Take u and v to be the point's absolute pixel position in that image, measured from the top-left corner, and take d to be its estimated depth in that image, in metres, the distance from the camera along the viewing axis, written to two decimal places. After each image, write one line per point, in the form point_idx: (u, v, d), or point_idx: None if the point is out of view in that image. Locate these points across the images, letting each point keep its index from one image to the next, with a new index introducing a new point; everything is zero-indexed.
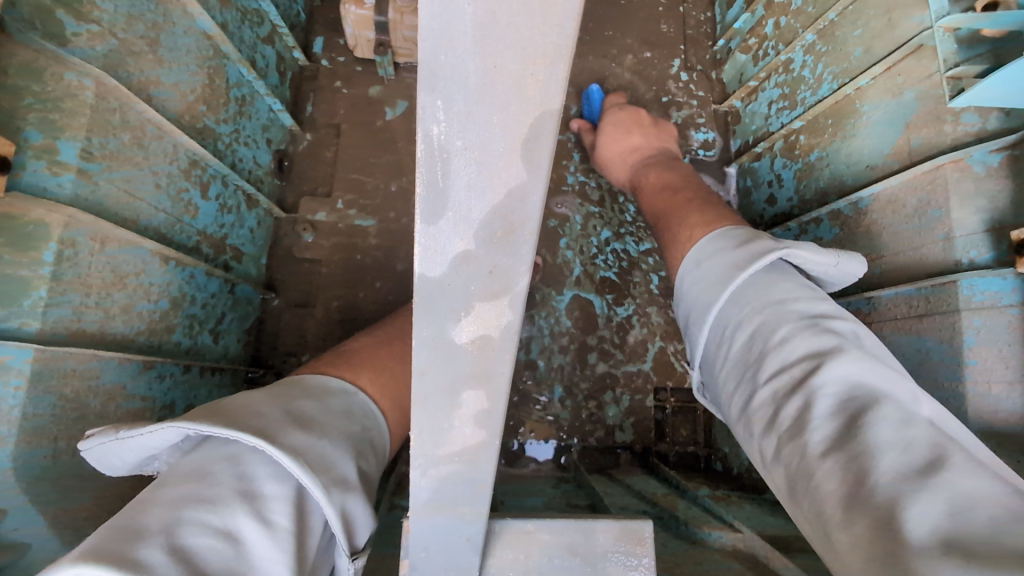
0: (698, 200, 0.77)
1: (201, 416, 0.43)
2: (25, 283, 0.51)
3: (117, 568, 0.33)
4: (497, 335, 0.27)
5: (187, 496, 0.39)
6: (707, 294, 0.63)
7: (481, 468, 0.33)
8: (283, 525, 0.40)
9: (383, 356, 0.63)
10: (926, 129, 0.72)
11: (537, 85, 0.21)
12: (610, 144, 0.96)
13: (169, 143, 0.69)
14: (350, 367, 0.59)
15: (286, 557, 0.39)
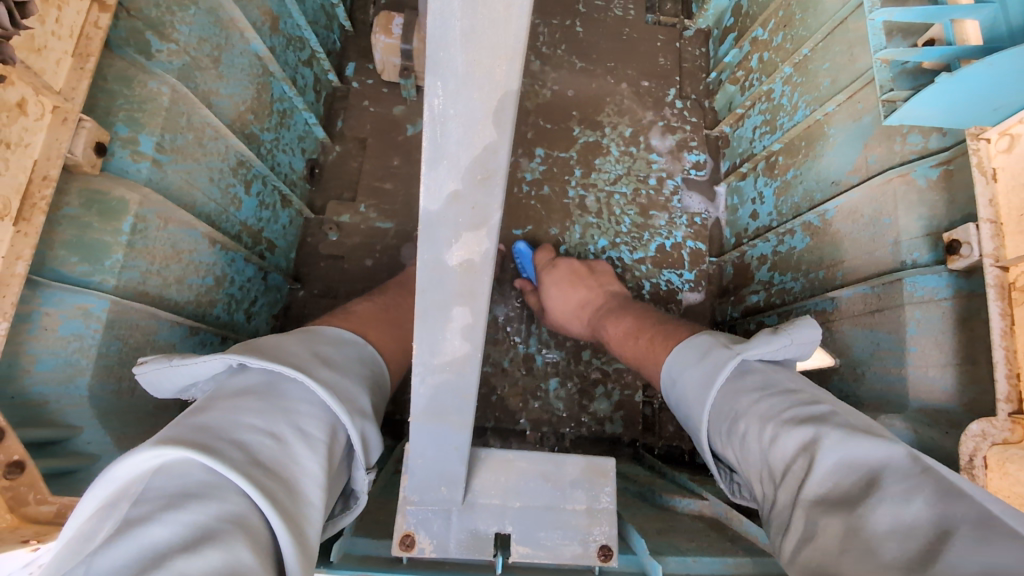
0: (647, 340, 0.84)
1: (243, 351, 0.54)
2: (106, 247, 0.62)
3: (194, 447, 0.43)
4: (478, 259, 0.36)
5: (239, 408, 0.49)
6: (695, 401, 0.66)
7: (467, 377, 0.42)
8: (317, 435, 0.52)
9: (379, 323, 0.76)
10: (879, 148, 0.81)
11: (503, 70, 0.29)
12: (553, 298, 1.02)
13: (222, 144, 0.82)
14: (362, 324, 0.72)
15: (320, 459, 0.51)
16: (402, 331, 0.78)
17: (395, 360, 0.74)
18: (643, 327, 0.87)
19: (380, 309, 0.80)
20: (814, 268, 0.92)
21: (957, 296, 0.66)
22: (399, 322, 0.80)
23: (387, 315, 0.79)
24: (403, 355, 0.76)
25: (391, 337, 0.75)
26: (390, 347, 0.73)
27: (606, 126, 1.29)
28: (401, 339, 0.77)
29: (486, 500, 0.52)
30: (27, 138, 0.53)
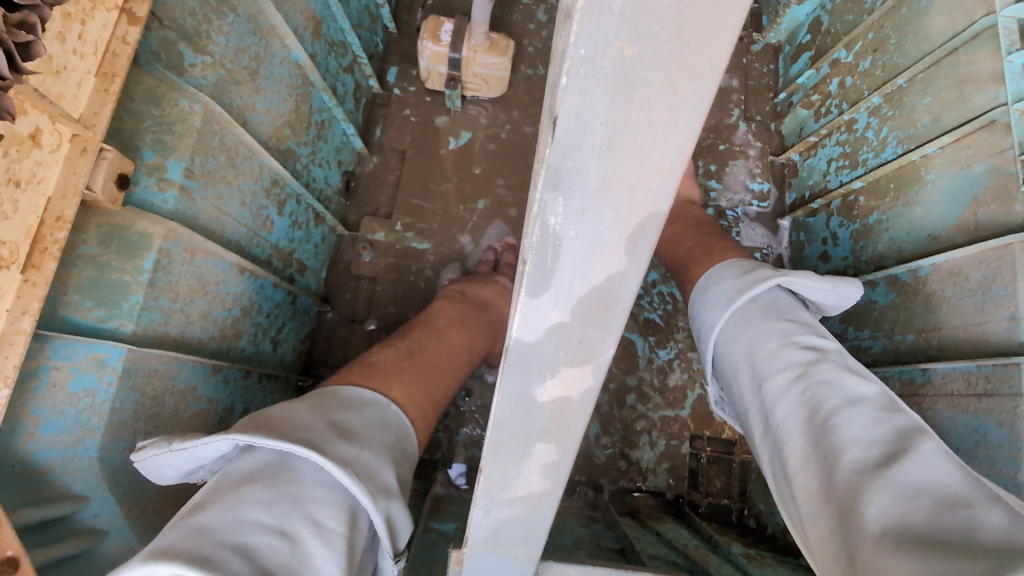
0: (689, 251, 0.88)
1: (252, 428, 0.47)
2: (125, 288, 0.56)
3: (185, 563, 0.37)
4: (576, 396, 0.28)
5: (244, 499, 0.43)
6: (710, 315, 0.70)
7: (541, 514, 0.34)
8: (335, 528, 0.44)
9: (404, 367, 0.66)
10: (994, 205, 0.71)
11: (652, 189, 0.22)
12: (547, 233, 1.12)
13: (256, 164, 0.75)
14: (383, 378, 0.62)
15: (338, 558, 0.43)
16: (433, 376, 0.69)
17: (424, 415, 0.65)
18: (690, 234, 0.90)
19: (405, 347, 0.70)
20: (901, 329, 0.82)
21: None
22: (430, 365, 0.70)
23: (415, 354, 0.70)
24: (433, 404, 0.67)
25: (420, 385, 0.66)
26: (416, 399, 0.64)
27: None
28: (430, 385, 0.68)
29: None
30: (40, 173, 0.47)
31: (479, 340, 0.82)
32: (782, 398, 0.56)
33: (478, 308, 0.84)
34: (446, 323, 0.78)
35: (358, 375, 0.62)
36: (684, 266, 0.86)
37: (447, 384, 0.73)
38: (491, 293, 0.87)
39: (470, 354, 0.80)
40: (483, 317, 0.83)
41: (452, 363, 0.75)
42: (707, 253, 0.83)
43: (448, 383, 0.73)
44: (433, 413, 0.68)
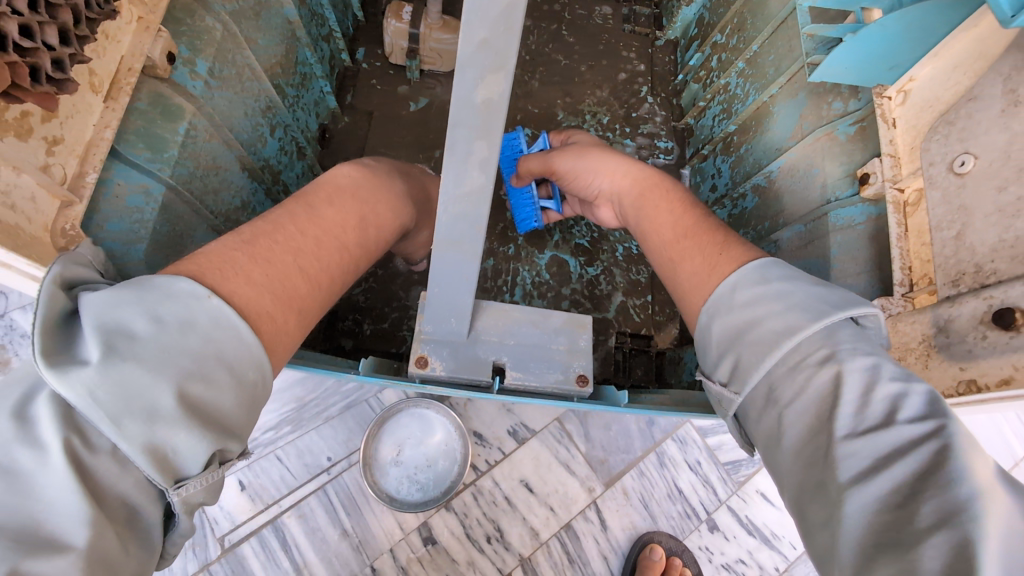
0: (674, 228, 0.73)
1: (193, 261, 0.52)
2: (165, 142, 0.73)
3: None
4: (496, 99, 0.47)
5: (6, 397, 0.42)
6: (765, 325, 0.56)
7: (480, 208, 0.55)
8: (54, 453, 0.39)
9: (293, 250, 0.58)
10: (811, 116, 0.98)
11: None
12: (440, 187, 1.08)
13: (257, 86, 0.94)
14: (255, 284, 0.53)
15: (65, 487, 0.39)
16: (330, 273, 0.62)
17: (306, 319, 0.59)
18: (677, 212, 0.76)
19: (302, 229, 0.61)
20: (762, 221, 1.07)
21: (869, 219, 0.82)
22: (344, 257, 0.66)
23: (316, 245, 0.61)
24: (319, 305, 0.61)
25: (308, 276, 0.59)
26: (297, 298, 0.57)
27: (587, 114, 1.47)
28: (325, 281, 0.61)
29: (486, 337, 0.64)
30: (118, 35, 0.65)
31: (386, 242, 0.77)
32: (876, 400, 0.47)
33: (392, 210, 0.77)
34: (370, 202, 0.72)
35: (258, 252, 0.56)
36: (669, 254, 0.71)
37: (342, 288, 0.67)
38: (402, 200, 0.80)
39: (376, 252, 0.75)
40: (396, 216, 0.78)
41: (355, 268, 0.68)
42: (687, 233, 0.71)
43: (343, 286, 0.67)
44: (320, 316, 0.62)
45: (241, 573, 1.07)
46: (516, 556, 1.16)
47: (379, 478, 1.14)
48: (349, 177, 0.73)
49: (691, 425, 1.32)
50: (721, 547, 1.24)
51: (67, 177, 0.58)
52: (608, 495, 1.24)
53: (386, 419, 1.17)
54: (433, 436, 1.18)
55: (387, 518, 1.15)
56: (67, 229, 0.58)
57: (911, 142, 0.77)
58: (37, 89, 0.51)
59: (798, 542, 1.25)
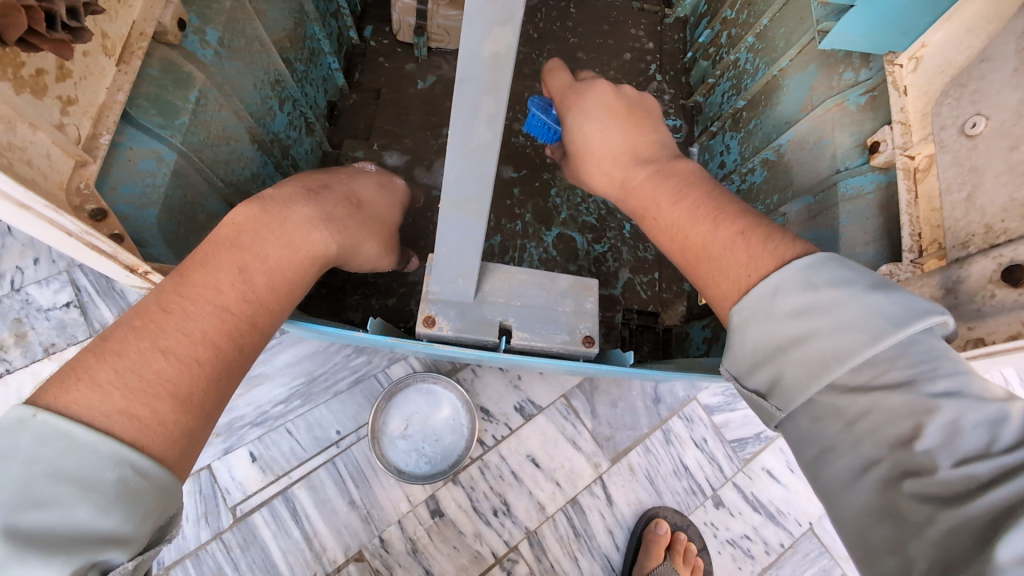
0: (689, 215, 0.62)
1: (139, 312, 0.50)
2: (176, 109, 0.74)
3: None
4: (504, 53, 0.48)
5: None
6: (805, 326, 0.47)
7: (487, 166, 0.55)
8: None
9: (156, 331, 0.48)
10: (822, 87, 0.97)
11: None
12: (358, 188, 0.81)
13: (266, 59, 0.95)
14: (144, 348, 0.47)
15: None
16: (208, 339, 0.50)
17: (195, 401, 0.47)
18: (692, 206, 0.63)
19: (167, 302, 0.50)
20: (770, 195, 1.06)
21: (879, 188, 0.82)
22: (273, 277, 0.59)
23: (184, 316, 0.50)
24: (215, 379, 0.49)
25: (173, 356, 0.47)
26: (167, 384, 0.46)
27: None
28: (204, 349, 0.49)
29: (493, 299, 0.65)
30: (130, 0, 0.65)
31: (305, 283, 0.63)
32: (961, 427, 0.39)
33: (294, 247, 0.62)
34: (258, 242, 0.59)
35: (155, 318, 0.49)
36: (689, 256, 0.61)
37: (245, 348, 0.53)
38: (310, 227, 0.65)
39: (297, 296, 0.62)
40: (300, 249, 0.62)
41: (254, 320, 0.55)
42: (708, 221, 0.59)
43: (245, 346, 0.53)
44: (262, 344, 0.57)
45: (253, 541, 1.10)
46: (522, 529, 1.17)
47: (387, 451, 1.15)
48: (239, 217, 0.61)
49: (698, 403, 1.32)
50: (726, 523, 1.25)
51: (81, 137, 0.60)
52: (613, 470, 1.24)
53: (394, 393, 1.18)
54: (440, 411, 1.19)
55: (395, 491, 1.16)
56: (81, 188, 0.59)
57: (922, 109, 0.76)
58: (54, 35, 0.53)
59: (803, 519, 1.26)
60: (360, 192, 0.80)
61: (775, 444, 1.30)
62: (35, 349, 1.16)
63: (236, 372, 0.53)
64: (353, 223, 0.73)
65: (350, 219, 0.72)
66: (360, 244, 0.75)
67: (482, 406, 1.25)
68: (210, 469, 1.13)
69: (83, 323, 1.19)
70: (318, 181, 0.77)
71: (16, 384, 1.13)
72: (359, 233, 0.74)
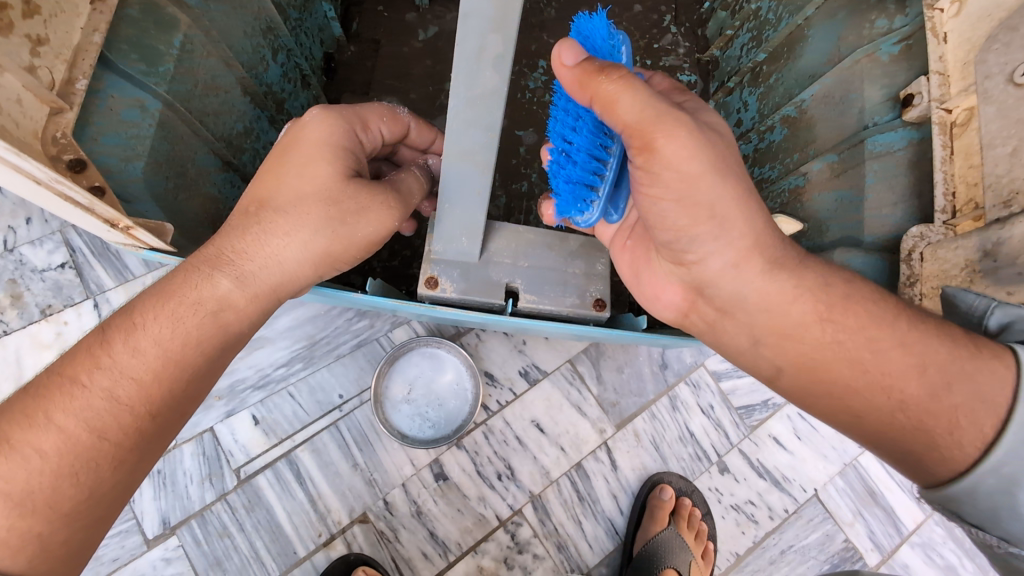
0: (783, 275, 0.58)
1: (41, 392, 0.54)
2: (159, 56, 0.69)
3: None
4: None
5: None
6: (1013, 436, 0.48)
7: (494, 113, 0.51)
8: None
9: (15, 420, 0.52)
10: (851, 37, 0.91)
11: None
12: (301, 166, 0.60)
13: (256, 3, 0.88)
14: (18, 454, 0.51)
15: None
16: (62, 430, 0.52)
17: (40, 499, 0.51)
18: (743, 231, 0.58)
19: (45, 391, 0.54)
20: (790, 153, 1.01)
21: (910, 145, 0.77)
22: (181, 357, 0.57)
23: (50, 416, 0.53)
24: (66, 471, 0.52)
25: (25, 451, 0.51)
26: (9, 482, 0.50)
27: None
28: (51, 439, 0.52)
29: (499, 259, 0.62)
30: None
31: (198, 340, 0.57)
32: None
33: (210, 311, 0.58)
34: (169, 311, 0.57)
35: (38, 418, 0.52)
36: (909, 418, 0.53)
37: (110, 432, 0.54)
38: (245, 258, 0.59)
39: (194, 356, 0.57)
40: (218, 313, 0.58)
41: (119, 399, 0.54)
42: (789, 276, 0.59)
43: (108, 431, 0.54)
44: (170, 425, 0.58)
45: (258, 502, 1.10)
46: (526, 493, 1.17)
47: (390, 415, 1.14)
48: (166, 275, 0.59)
49: (705, 369, 1.30)
50: (731, 488, 1.24)
51: (55, 82, 0.55)
52: (619, 436, 1.23)
53: (397, 357, 1.16)
54: (444, 376, 1.17)
55: (400, 455, 1.16)
56: (58, 137, 0.55)
57: (963, 58, 0.70)
58: None
59: (808, 485, 1.25)
60: (309, 170, 0.60)
61: (782, 411, 1.29)
62: (32, 311, 1.14)
63: (106, 457, 0.54)
64: (265, 238, 0.59)
65: (259, 243, 0.59)
66: (345, 234, 0.60)
67: (486, 371, 1.23)
68: (212, 432, 1.12)
69: (80, 285, 1.16)
70: (252, 204, 0.61)
71: (14, 345, 1.12)
72: (326, 239, 0.60)
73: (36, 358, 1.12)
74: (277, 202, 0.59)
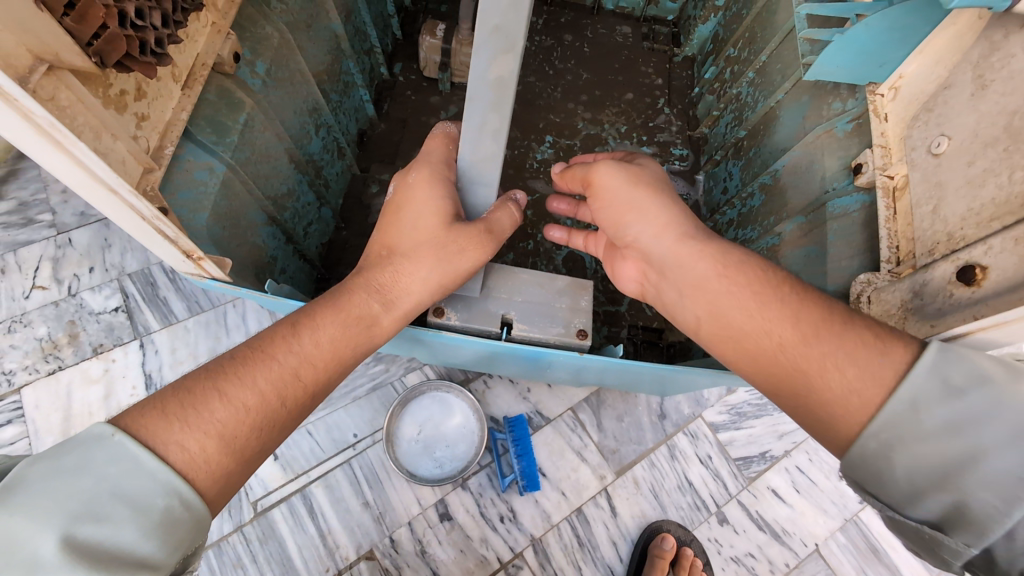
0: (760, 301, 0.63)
1: (232, 360, 0.60)
2: (229, 129, 0.85)
3: (121, 444, 0.50)
4: (506, 78, 0.59)
5: (150, 439, 0.52)
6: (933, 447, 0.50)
7: None
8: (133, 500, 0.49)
9: (221, 376, 0.58)
10: (812, 117, 1.05)
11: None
12: (417, 214, 0.70)
13: (307, 89, 1.06)
14: (225, 405, 0.57)
15: (133, 527, 0.48)
16: (261, 392, 0.59)
17: (237, 443, 0.57)
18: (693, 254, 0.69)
19: (246, 359, 0.61)
20: (768, 215, 1.13)
21: (863, 206, 0.88)
22: (345, 350, 0.66)
23: (251, 378, 0.59)
24: (257, 425, 0.58)
25: (229, 402, 0.57)
26: (217, 426, 0.56)
27: (605, 123, 1.53)
28: (254, 396, 0.59)
29: (497, 294, 0.73)
30: (196, 36, 0.77)
31: (356, 343, 0.67)
32: None
33: (369, 316, 0.67)
34: (342, 311, 0.66)
35: (239, 380, 0.59)
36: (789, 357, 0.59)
37: (289, 401, 0.61)
38: (398, 275, 0.69)
39: (353, 355, 0.67)
40: (378, 317, 0.68)
41: (300, 376, 0.62)
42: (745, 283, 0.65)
43: (288, 400, 0.61)
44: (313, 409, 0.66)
45: (271, 535, 1.15)
46: (527, 536, 1.20)
47: (400, 454, 1.20)
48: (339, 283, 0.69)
49: (703, 420, 1.35)
50: (730, 539, 1.26)
51: (150, 147, 0.70)
52: (618, 482, 1.27)
53: (409, 399, 1.24)
54: (452, 418, 1.24)
55: (407, 492, 1.21)
56: (147, 190, 0.68)
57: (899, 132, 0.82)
58: (144, 58, 0.64)
59: (809, 540, 1.26)
60: (423, 218, 0.70)
61: (780, 464, 1.32)
62: (85, 349, 1.27)
63: (281, 420, 0.61)
64: (398, 276, 0.69)
65: (395, 278, 0.69)
66: (453, 270, 0.70)
67: (492, 415, 1.30)
68: None
69: (129, 327, 1.29)
70: (383, 250, 0.71)
71: (66, 380, 1.24)
72: (435, 274, 0.69)
73: (84, 392, 1.23)
74: (402, 246, 0.70)
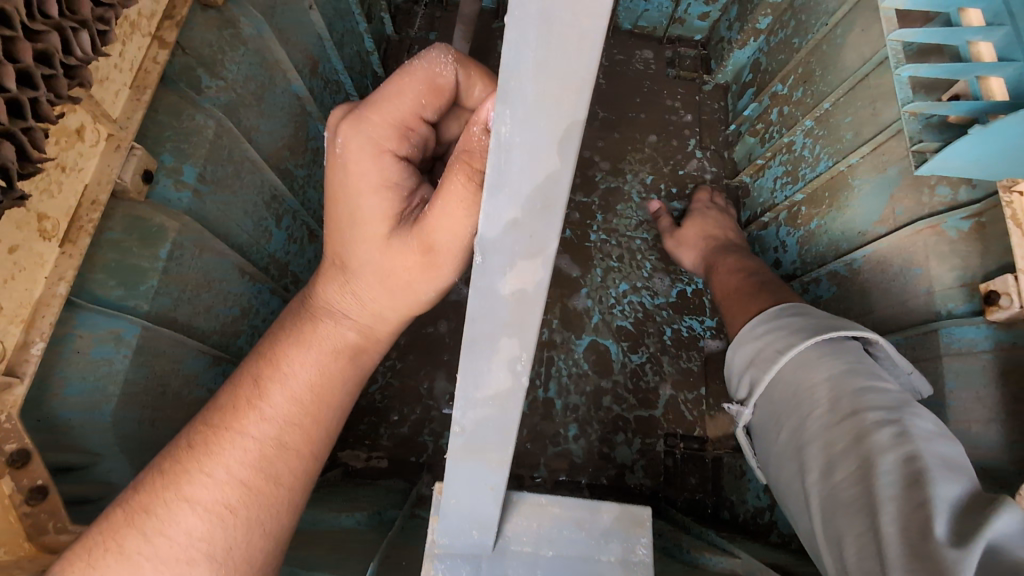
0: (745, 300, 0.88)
1: (155, 485, 0.50)
2: (143, 272, 0.63)
3: None
4: (531, 289, 0.36)
5: None
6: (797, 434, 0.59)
7: (509, 415, 0.41)
8: None
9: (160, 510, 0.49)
10: (906, 200, 0.82)
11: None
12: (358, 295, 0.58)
13: (260, 178, 0.83)
14: (198, 515, 0.49)
15: None
16: (240, 483, 0.51)
17: (235, 556, 0.50)
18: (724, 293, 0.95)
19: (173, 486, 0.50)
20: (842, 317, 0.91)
21: (998, 349, 0.65)
22: (318, 395, 0.57)
23: (215, 474, 0.51)
24: (253, 521, 0.51)
25: (199, 508, 0.50)
26: (200, 548, 0.49)
27: (628, 173, 1.30)
28: (233, 493, 0.51)
29: (518, 546, 0.50)
30: (80, 163, 0.55)
31: (348, 374, 0.60)
32: None
33: (316, 390, 0.57)
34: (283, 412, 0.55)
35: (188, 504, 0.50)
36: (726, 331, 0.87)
37: (283, 479, 0.54)
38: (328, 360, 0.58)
39: (347, 392, 0.60)
40: (326, 392, 0.58)
41: (286, 443, 0.54)
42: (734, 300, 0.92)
43: (281, 478, 0.53)
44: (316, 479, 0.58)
45: None
46: None
47: None
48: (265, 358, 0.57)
49: None
50: None
51: (4, 352, 0.49)
52: None
53: None
54: None
55: None
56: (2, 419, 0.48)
57: None
58: None
59: None
60: (407, 288, 0.56)
61: None
62: None
63: (284, 502, 0.54)
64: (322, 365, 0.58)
65: (326, 352, 0.58)
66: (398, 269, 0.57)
67: None
68: None
69: None
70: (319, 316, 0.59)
71: None
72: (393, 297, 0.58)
73: None
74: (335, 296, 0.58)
